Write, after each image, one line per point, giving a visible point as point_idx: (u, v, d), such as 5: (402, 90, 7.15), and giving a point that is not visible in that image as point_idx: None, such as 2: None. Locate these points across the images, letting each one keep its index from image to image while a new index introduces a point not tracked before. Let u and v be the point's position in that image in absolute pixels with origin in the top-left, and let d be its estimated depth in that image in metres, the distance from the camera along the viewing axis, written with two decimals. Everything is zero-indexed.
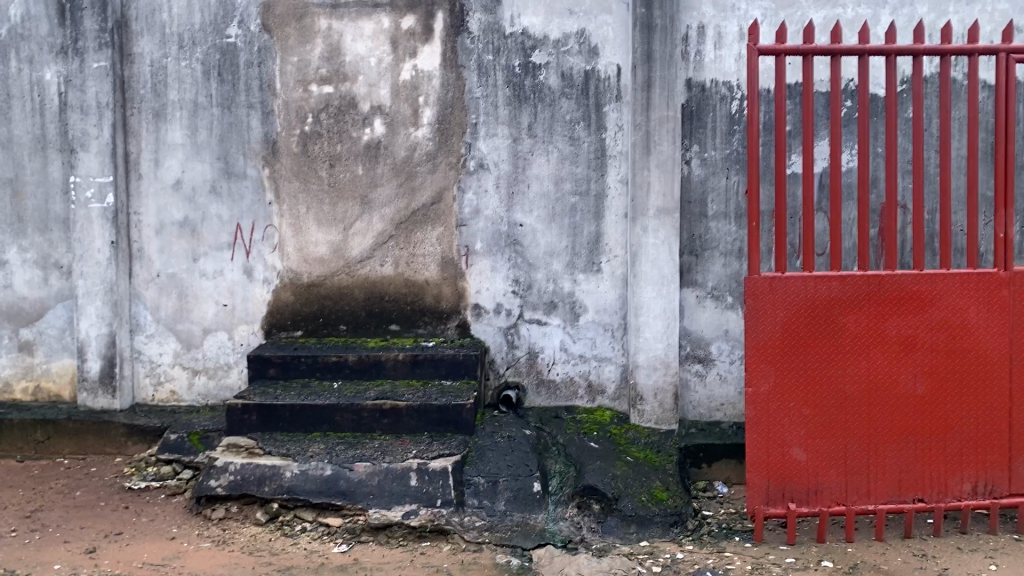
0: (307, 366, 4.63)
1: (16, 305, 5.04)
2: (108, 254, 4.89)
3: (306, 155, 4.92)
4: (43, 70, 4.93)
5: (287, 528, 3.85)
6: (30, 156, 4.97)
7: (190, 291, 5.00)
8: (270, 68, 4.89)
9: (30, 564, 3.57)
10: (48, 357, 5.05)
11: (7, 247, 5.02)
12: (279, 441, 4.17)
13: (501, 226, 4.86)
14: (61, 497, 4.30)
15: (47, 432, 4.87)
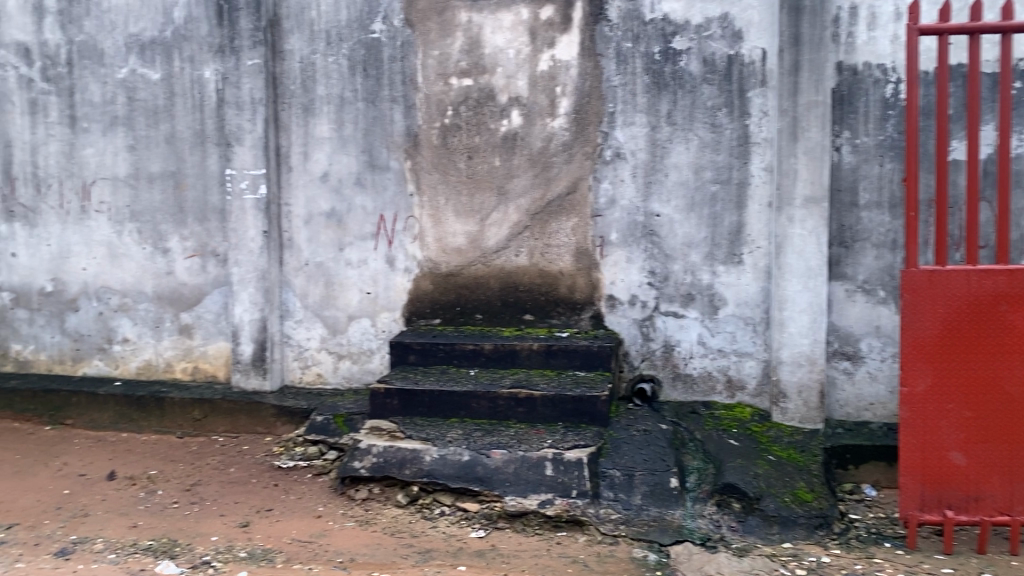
0: (445, 354, 4.72)
1: (177, 291, 5.37)
2: (260, 243, 5.13)
3: (446, 147, 5.00)
4: (203, 69, 5.22)
5: (426, 512, 3.94)
6: (191, 150, 5.28)
7: (336, 279, 5.18)
8: (413, 62, 4.99)
9: (191, 534, 3.79)
10: (206, 340, 5.35)
11: (169, 236, 5.35)
12: (419, 426, 4.27)
13: (639, 216, 4.79)
14: (217, 472, 4.56)
15: (204, 411, 5.15)
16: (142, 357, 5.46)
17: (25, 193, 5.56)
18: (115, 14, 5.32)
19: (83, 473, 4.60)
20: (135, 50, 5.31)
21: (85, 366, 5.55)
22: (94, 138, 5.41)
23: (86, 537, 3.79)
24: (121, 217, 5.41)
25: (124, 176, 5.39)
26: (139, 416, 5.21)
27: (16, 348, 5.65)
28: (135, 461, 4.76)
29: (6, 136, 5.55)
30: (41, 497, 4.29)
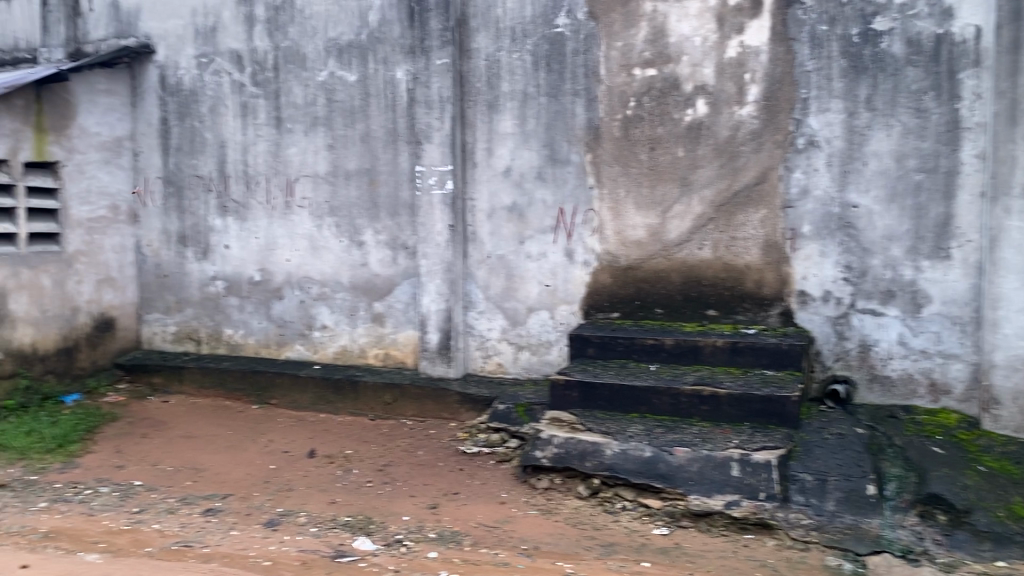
0: (625, 347, 4.69)
1: (370, 281, 5.65)
2: (446, 237, 5.30)
3: (629, 139, 4.96)
4: (395, 69, 5.45)
5: (608, 505, 3.93)
6: (383, 148, 5.53)
7: (518, 271, 5.27)
8: (596, 54, 4.99)
9: (384, 513, 3.98)
10: (396, 328, 5.60)
11: (363, 229, 5.63)
12: (600, 419, 4.27)
13: (833, 208, 4.56)
14: (407, 454, 4.76)
15: (393, 395, 5.39)
16: (338, 343, 5.78)
17: (237, 190, 6.03)
18: (316, 21, 5.65)
19: (287, 450, 4.93)
20: (334, 54, 5.62)
21: (288, 350, 5.95)
22: (297, 138, 5.78)
23: (291, 510, 4.07)
24: (320, 212, 5.75)
25: (323, 173, 5.72)
26: (335, 398, 5.53)
27: (228, 332, 6.15)
28: (332, 440, 5.05)
29: (221, 137, 6.04)
30: (251, 470, 4.65)
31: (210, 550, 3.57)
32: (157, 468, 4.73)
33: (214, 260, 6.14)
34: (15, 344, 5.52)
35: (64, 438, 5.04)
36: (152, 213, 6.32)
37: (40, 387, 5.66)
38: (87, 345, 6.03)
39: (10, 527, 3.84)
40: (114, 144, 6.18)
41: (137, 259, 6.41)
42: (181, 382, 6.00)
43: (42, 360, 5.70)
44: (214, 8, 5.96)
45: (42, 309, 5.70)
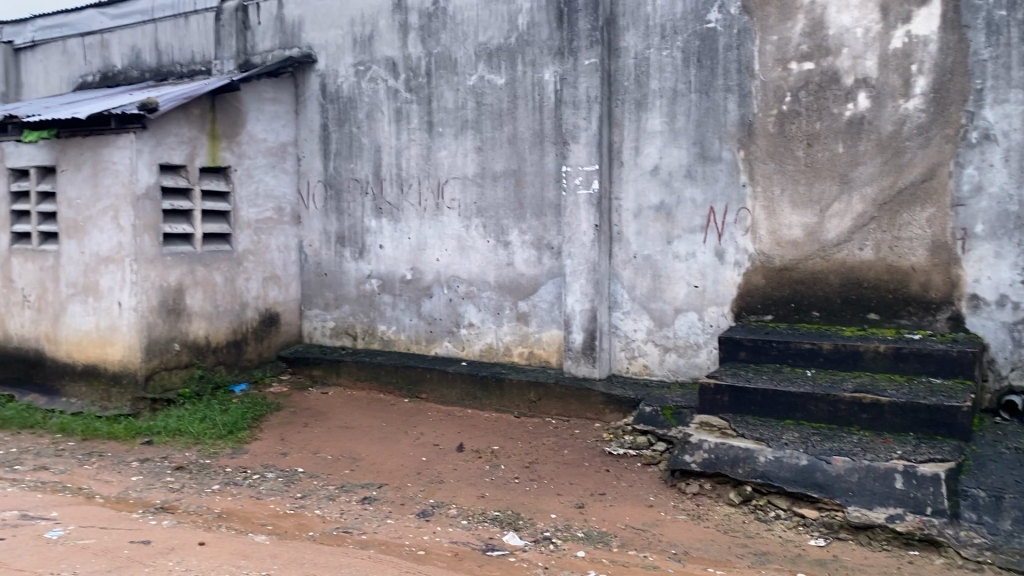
0: (779, 351, 4.55)
1: (516, 281, 5.73)
2: (592, 237, 5.29)
3: (783, 136, 4.80)
4: (544, 71, 5.49)
5: (760, 513, 3.83)
6: (530, 149, 5.59)
7: (665, 272, 5.20)
8: (750, 49, 4.86)
9: (532, 510, 4.03)
10: (540, 327, 5.65)
11: (510, 230, 5.72)
12: (752, 425, 4.16)
13: (1010, 206, 4.25)
14: (552, 452, 4.80)
15: (538, 394, 5.43)
16: (485, 341, 5.89)
17: (391, 192, 6.25)
18: (467, 26, 5.78)
19: (437, 443, 5.08)
20: (483, 58, 5.73)
21: (437, 347, 6.12)
22: (447, 141, 5.93)
23: (442, 502, 4.18)
24: (469, 213, 5.88)
25: (472, 175, 5.84)
26: (482, 395, 5.64)
27: (381, 329, 6.38)
28: (480, 435, 5.16)
29: (377, 142, 6.28)
30: (404, 462, 4.81)
31: (368, 537, 3.72)
32: (316, 456, 4.97)
33: (368, 260, 6.40)
34: (191, 336, 5.94)
35: (233, 425, 5.38)
36: (312, 214, 6.66)
37: (212, 376, 6.07)
38: (254, 338, 6.42)
39: (189, 507, 4.14)
40: (279, 149, 6.55)
41: (299, 258, 6.77)
42: (338, 375, 6.29)
43: (214, 351, 6.11)
44: (371, 18, 6.20)
45: (215, 304, 6.10)
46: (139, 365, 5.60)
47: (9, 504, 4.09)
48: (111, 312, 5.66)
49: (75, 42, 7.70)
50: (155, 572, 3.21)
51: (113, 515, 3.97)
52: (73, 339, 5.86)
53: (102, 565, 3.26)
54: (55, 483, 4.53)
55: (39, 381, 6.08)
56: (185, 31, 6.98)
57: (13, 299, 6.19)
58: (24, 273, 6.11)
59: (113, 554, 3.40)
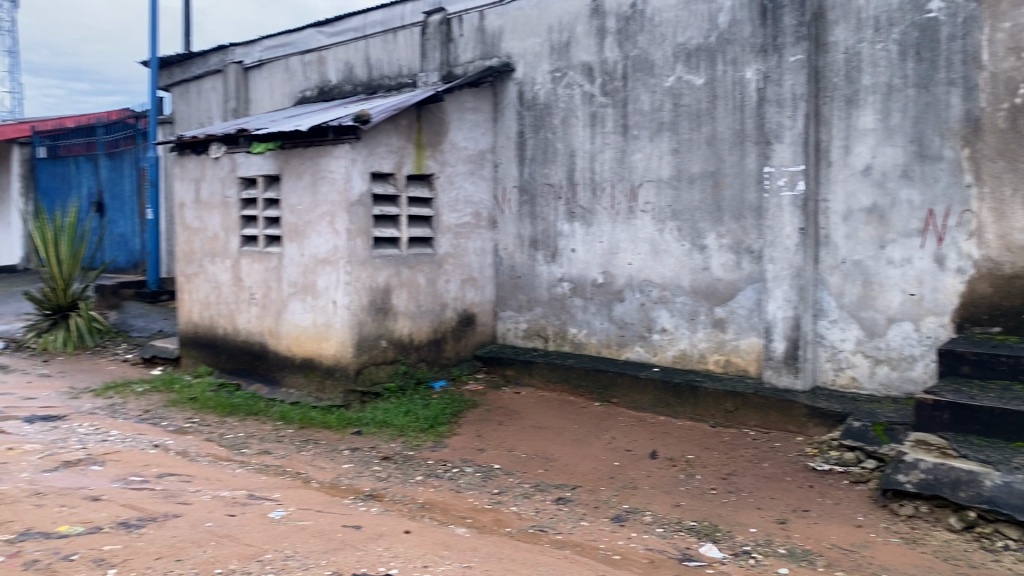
0: (1009, 367, 4.17)
1: (713, 285, 5.59)
2: (796, 240, 5.08)
3: (1016, 131, 4.40)
4: (745, 70, 5.34)
5: (986, 542, 3.52)
6: (730, 150, 5.45)
7: (876, 279, 4.90)
8: (977, 38, 4.49)
9: (731, 522, 3.92)
10: (738, 334, 5.48)
11: (707, 233, 5.59)
12: (976, 445, 3.83)
13: None
14: (751, 464, 4.65)
15: (735, 403, 5.26)
16: (678, 347, 5.80)
17: (585, 196, 6.29)
18: (666, 27, 5.72)
19: (630, 449, 5.05)
20: (682, 59, 5.65)
21: (629, 351, 6.09)
22: (643, 144, 5.89)
23: (637, 507, 4.16)
24: (664, 216, 5.81)
25: (667, 177, 5.77)
26: (675, 402, 5.55)
27: (573, 332, 6.44)
28: (674, 443, 5.08)
29: (571, 147, 6.34)
30: (597, 465, 4.82)
31: (563, 537, 3.77)
32: (512, 454, 5.09)
33: (561, 263, 6.47)
34: (396, 334, 6.26)
35: (434, 420, 5.61)
36: (508, 218, 6.82)
37: (414, 373, 6.35)
38: (452, 338, 6.67)
39: (394, 496, 4.36)
40: (478, 156, 6.77)
41: (494, 261, 6.96)
42: (530, 375, 6.40)
43: (416, 349, 6.40)
44: (568, 24, 6.27)
45: (417, 304, 6.39)
46: (350, 359, 5.97)
47: (238, 484, 4.48)
48: (326, 310, 6.07)
49: (296, 60, 8.34)
50: (366, 556, 3.40)
51: (327, 500, 4.25)
52: (293, 334, 6.34)
53: (319, 546, 3.50)
54: (276, 466, 4.92)
55: (263, 372, 6.63)
56: (393, 45, 7.38)
57: (242, 296, 6.78)
58: (251, 273, 6.69)
59: (329, 536, 3.64)
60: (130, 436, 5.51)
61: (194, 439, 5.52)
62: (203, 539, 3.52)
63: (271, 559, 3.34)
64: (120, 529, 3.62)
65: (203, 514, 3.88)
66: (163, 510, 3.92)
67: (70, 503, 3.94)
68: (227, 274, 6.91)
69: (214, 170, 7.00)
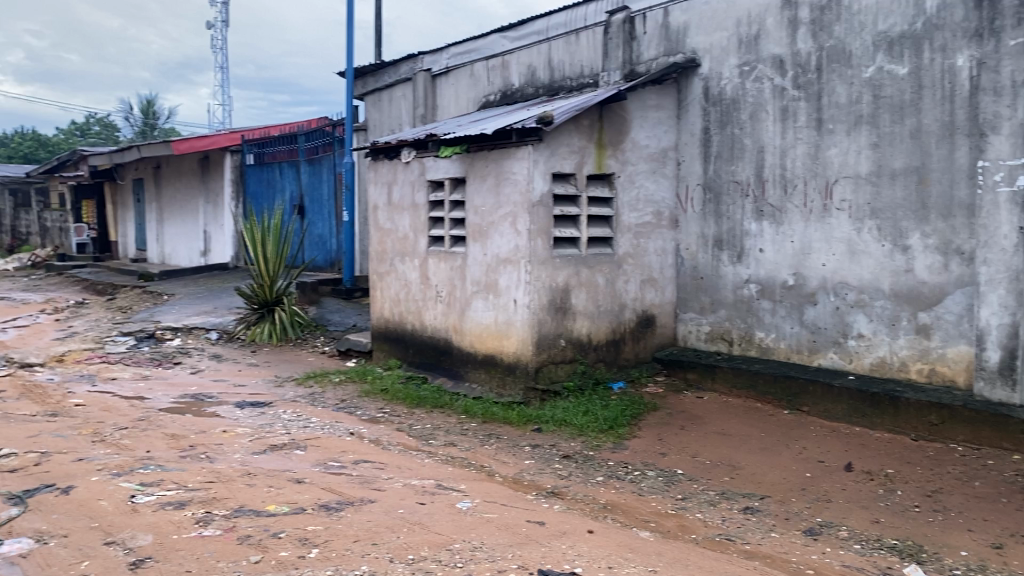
0: None
1: (916, 289, 5.22)
2: (1015, 240, 4.65)
3: None
4: (956, 56, 4.94)
5: None
6: (937, 143, 5.06)
7: None
8: None
9: (938, 544, 3.64)
10: (944, 342, 5.08)
11: (910, 233, 5.22)
12: None
13: None
14: (960, 483, 4.29)
15: (941, 416, 4.87)
16: (877, 354, 5.46)
17: (774, 194, 6.05)
18: (866, 15, 5.40)
19: (822, 460, 4.81)
20: (883, 47, 5.32)
21: (821, 357, 5.80)
22: (839, 138, 5.60)
23: (831, 522, 3.95)
24: (861, 215, 5.49)
25: (866, 173, 5.44)
26: (873, 412, 5.21)
27: (759, 335, 6.21)
28: (871, 456, 4.78)
29: (760, 142, 6.11)
30: (787, 476, 4.62)
31: (752, 547, 3.64)
32: (695, 459, 4.98)
33: (748, 263, 6.26)
34: (576, 333, 6.27)
35: (614, 421, 5.57)
36: (691, 218, 6.68)
37: (593, 373, 6.34)
38: (632, 339, 6.61)
39: (576, 495, 4.37)
40: (660, 155, 6.68)
41: (676, 261, 6.84)
42: (713, 380, 6.23)
43: (595, 349, 6.39)
44: (758, 16, 6.05)
45: (597, 304, 6.37)
46: (531, 357, 6.03)
47: (427, 474, 4.65)
48: (507, 308, 6.18)
49: (481, 65, 8.55)
50: (551, 552, 3.43)
51: (512, 494, 4.33)
52: (476, 331, 6.50)
53: (505, 539, 3.56)
54: (462, 459, 5.06)
55: (447, 367, 6.84)
56: (576, 46, 7.40)
57: (429, 294, 7.03)
58: (438, 271, 6.92)
59: (514, 530, 3.69)
60: (328, 423, 5.86)
61: (386, 429, 5.78)
62: (396, 526, 3.67)
63: (460, 549, 3.43)
64: (322, 511, 3.84)
65: (396, 501, 4.05)
66: (359, 495, 4.12)
67: (277, 484, 4.23)
68: (416, 272, 7.19)
69: (405, 174, 7.31)
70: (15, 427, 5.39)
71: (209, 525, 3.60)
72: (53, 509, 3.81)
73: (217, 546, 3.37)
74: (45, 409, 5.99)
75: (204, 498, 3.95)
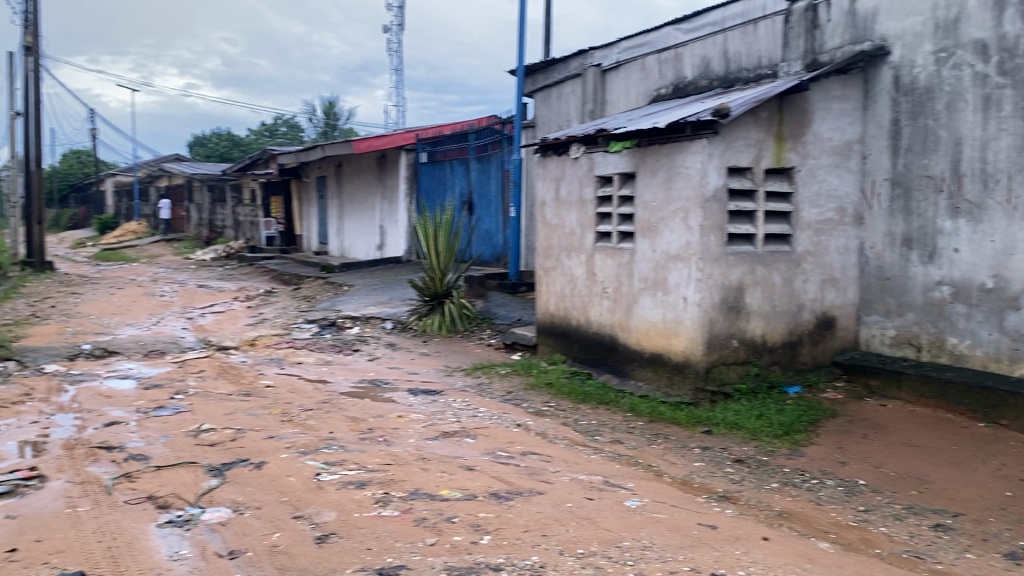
0: None
1: None
2: None
3: None
4: None
5: None
6: None
7: None
8: None
9: None
10: None
11: None
12: None
13: None
14: None
15: None
16: None
17: (972, 190, 5.61)
18: None
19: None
20: None
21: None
22: None
23: None
24: None
25: None
26: None
27: (952, 342, 5.78)
28: None
29: (958, 134, 5.69)
30: (984, 494, 4.27)
31: (944, 567, 3.39)
32: (878, 470, 4.70)
33: (940, 264, 5.84)
34: (750, 334, 6.06)
35: (790, 426, 5.35)
36: (878, 215, 6.31)
37: (767, 376, 6.11)
38: (809, 341, 6.32)
39: (749, 500, 4.23)
40: (844, 148, 6.34)
41: (859, 261, 6.48)
42: (899, 388, 5.86)
43: (770, 351, 6.15)
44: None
45: (773, 305, 6.13)
46: (701, 357, 5.89)
47: (595, 469, 4.64)
48: (676, 306, 6.07)
49: (653, 59, 8.44)
50: (725, 557, 3.33)
51: (681, 495, 4.25)
52: (644, 328, 6.42)
53: (677, 541, 3.49)
54: (630, 456, 5.01)
55: (613, 364, 6.80)
56: (753, 37, 7.15)
57: (596, 290, 7.01)
58: (605, 268, 6.88)
59: (685, 532, 3.62)
60: (496, 413, 5.97)
61: (552, 422, 5.83)
62: (566, 519, 3.68)
63: (630, 546, 3.40)
64: (492, 499, 3.91)
65: (564, 494, 4.07)
66: (529, 486, 4.17)
67: (449, 470, 4.35)
68: (582, 268, 7.18)
69: (574, 169, 7.32)
70: (214, 405, 5.83)
71: (388, 505, 3.75)
72: (248, 482, 4.09)
73: (395, 526, 3.50)
74: (239, 388, 6.45)
75: (382, 480, 4.11)
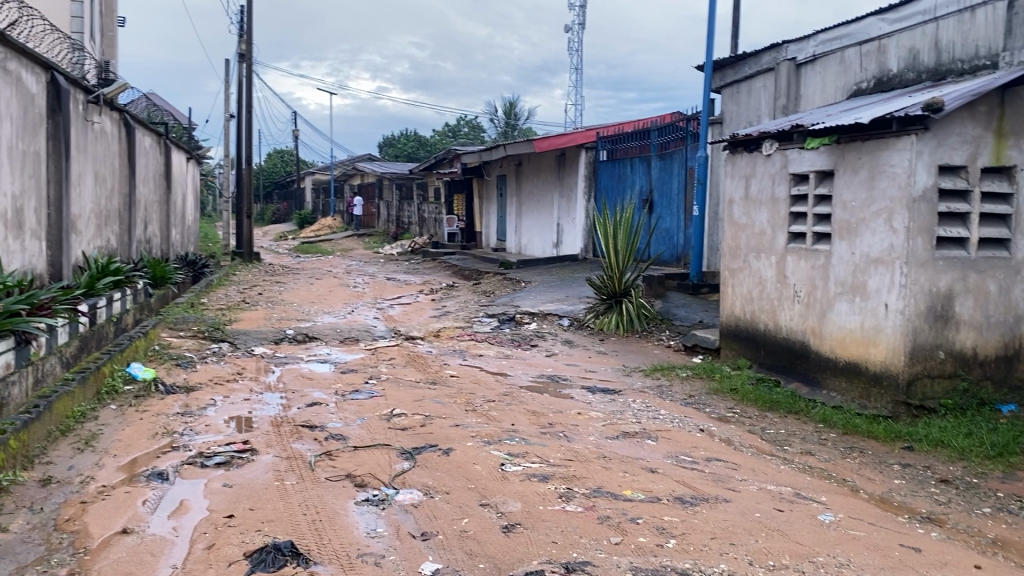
0: None
1: None
2: None
3: None
4: None
5: None
6: None
7: None
8: None
9: None
10: None
11: None
12: None
13: None
14: None
15: None
16: None
17: None
18: None
19: None
20: None
21: None
22: None
23: None
24: None
25: None
26: None
27: None
28: None
29: None
30: None
31: None
32: None
33: None
34: (959, 346, 5.62)
35: (1004, 447, 4.91)
36: None
37: (978, 392, 5.64)
38: None
39: (958, 524, 3.93)
40: None
41: None
42: None
43: (981, 365, 5.69)
44: None
45: (986, 315, 5.66)
46: (903, 368, 5.52)
47: (783, 480, 4.47)
48: (876, 313, 5.72)
49: (854, 51, 7.99)
50: None
51: (880, 513, 4.01)
52: (839, 335, 6.10)
53: (876, 561, 3.29)
54: (821, 469, 4.78)
55: (804, 371, 6.51)
56: (970, 25, 6.61)
57: (786, 293, 6.74)
58: (798, 270, 6.60)
59: (885, 552, 3.41)
60: (677, 416, 5.87)
61: (737, 428, 5.66)
62: (755, 529, 3.56)
63: (824, 562, 3.24)
64: (677, 503, 3.84)
65: (752, 504, 3.93)
66: (714, 493, 4.06)
67: (631, 470, 4.32)
68: (772, 270, 6.93)
69: (766, 167, 7.05)
70: (404, 392, 6.10)
71: (572, 501, 3.77)
72: (438, 467, 4.24)
73: (580, 522, 3.51)
74: (426, 377, 6.72)
75: (565, 475, 4.15)
